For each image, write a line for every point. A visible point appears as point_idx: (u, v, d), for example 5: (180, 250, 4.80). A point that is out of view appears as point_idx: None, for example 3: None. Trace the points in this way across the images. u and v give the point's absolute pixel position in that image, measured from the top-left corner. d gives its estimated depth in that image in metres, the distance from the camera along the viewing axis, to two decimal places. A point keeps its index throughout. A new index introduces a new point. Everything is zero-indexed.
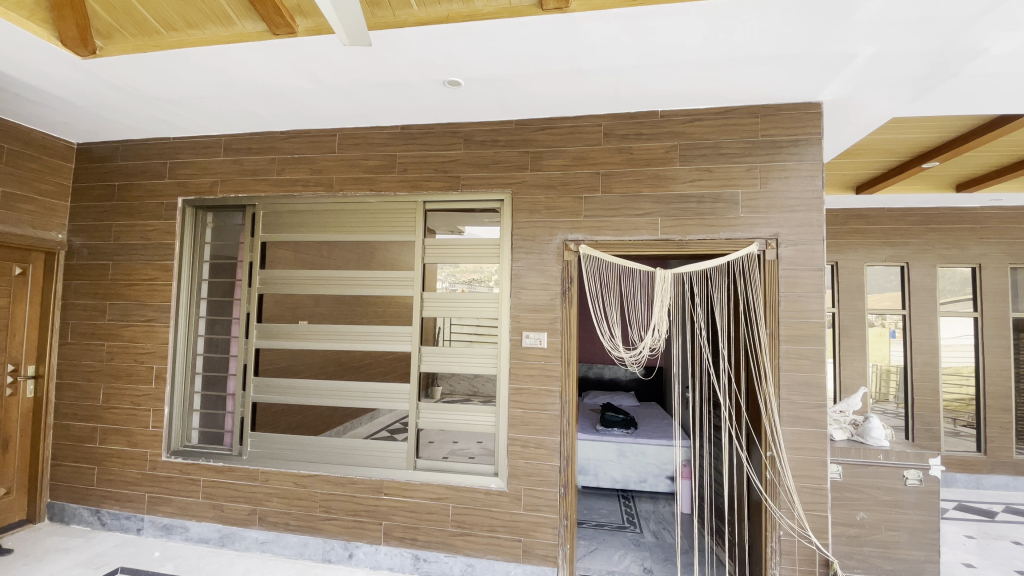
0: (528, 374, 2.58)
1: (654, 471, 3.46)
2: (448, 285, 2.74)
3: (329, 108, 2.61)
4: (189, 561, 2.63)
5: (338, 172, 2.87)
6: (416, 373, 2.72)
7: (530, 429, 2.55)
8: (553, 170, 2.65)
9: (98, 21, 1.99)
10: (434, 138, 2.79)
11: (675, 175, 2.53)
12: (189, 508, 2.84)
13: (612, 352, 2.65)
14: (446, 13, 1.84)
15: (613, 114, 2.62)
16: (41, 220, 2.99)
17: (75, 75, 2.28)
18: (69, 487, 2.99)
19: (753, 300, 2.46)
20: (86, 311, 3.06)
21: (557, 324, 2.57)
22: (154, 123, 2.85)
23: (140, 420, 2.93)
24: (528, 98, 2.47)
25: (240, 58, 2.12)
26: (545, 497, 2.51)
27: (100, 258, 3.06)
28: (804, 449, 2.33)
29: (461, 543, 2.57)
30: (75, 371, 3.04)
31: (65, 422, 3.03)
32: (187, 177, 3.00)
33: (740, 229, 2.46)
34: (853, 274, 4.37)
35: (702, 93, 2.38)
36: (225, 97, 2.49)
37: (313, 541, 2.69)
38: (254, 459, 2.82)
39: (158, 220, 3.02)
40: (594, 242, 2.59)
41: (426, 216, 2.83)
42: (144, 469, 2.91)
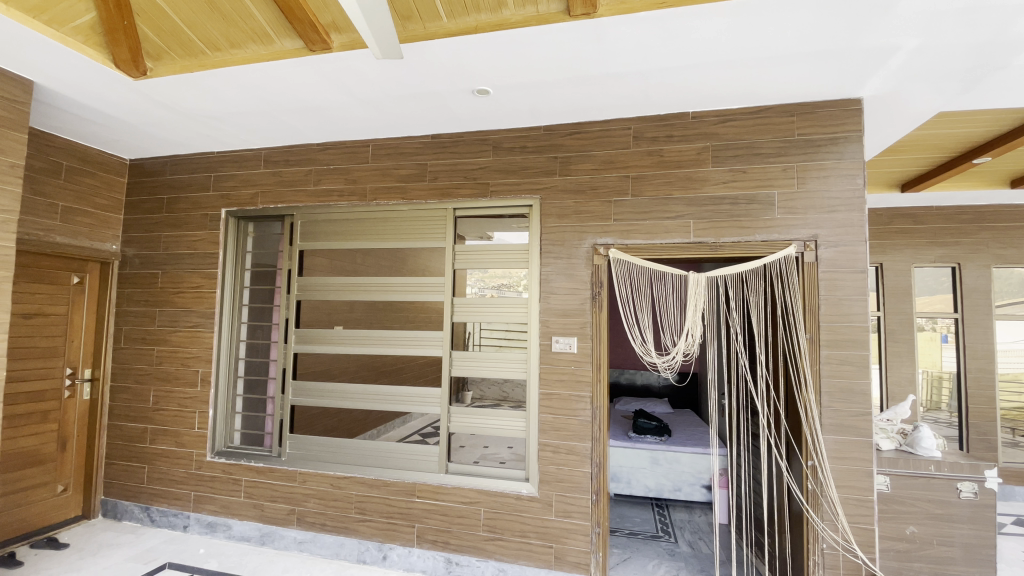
0: (558, 379, 2.57)
1: (690, 480, 3.38)
2: (477, 290, 2.77)
3: (362, 119, 2.68)
4: (232, 558, 2.73)
5: (371, 181, 2.94)
6: (447, 378, 2.76)
7: (561, 435, 2.54)
8: (583, 174, 2.65)
9: (149, 43, 2.12)
10: (463, 146, 2.83)
11: (707, 176, 2.49)
12: (231, 507, 2.95)
13: (644, 357, 2.61)
14: (475, 24, 1.87)
15: (642, 117, 2.59)
16: (97, 232, 3.18)
17: (127, 95, 2.42)
18: (121, 485, 3.16)
19: (791, 304, 2.37)
20: (137, 317, 3.23)
21: (586, 329, 2.56)
22: (199, 139, 2.99)
23: (187, 421, 3.06)
24: (557, 104, 2.48)
25: (279, 74, 2.21)
26: (576, 503, 2.49)
27: (150, 267, 3.23)
28: (848, 459, 2.24)
29: (493, 547, 2.57)
30: (127, 374, 3.21)
31: (118, 422, 3.20)
32: (229, 189, 3.14)
33: (777, 230, 2.39)
34: (899, 276, 4.16)
35: (735, 92, 2.33)
36: (266, 112, 2.60)
37: (349, 542, 2.75)
38: (293, 460, 2.91)
39: (203, 231, 3.16)
40: (624, 246, 2.57)
41: (456, 222, 2.87)
42: (190, 469, 3.04)
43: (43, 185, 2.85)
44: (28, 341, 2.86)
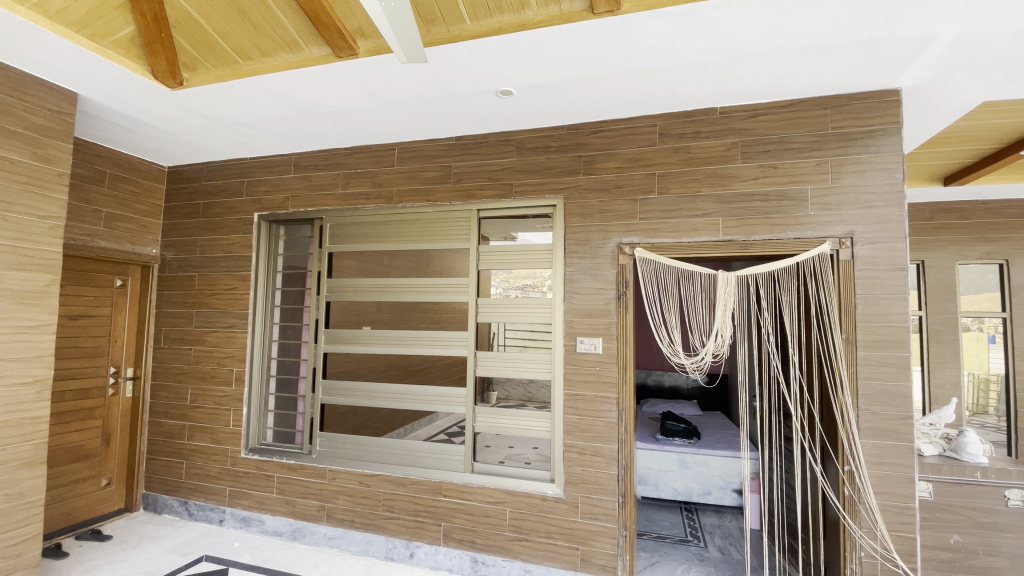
0: (583, 381, 2.55)
1: (720, 483, 3.32)
2: (502, 291, 2.78)
3: (389, 123, 2.72)
4: (265, 552, 2.81)
5: (397, 184, 2.99)
6: (472, 378, 2.78)
7: (587, 436, 2.52)
8: (607, 173, 2.62)
9: (185, 55, 2.20)
10: (487, 147, 2.84)
11: (736, 172, 2.43)
12: (265, 502, 3.04)
13: (671, 358, 2.57)
14: (498, 25, 1.87)
15: (668, 113, 2.55)
16: (138, 237, 3.32)
17: (165, 104, 2.52)
18: (161, 479, 3.29)
19: (826, 304, 2.30)
20: (175, 318, 3.36)
21: (611, 329, 2.53)
22: (232, 146, 3.09)
23: (222, 418, 3.17)
24: (581, 103, 2.47)
25: (308, 80, 2.26)
26: (602, 505, 2.47)
27: (188, 270, 3.36)
28: (887, 464, 2.15)
29: (519, 547, 2.57)
30: (166, 373, 3.34)
31: (158, 419, 3.34)
32: (261, 194, 3.24)
33: (810, 227, 2.31)
34: (942, 274, 3.97)
35: (763, 86, 2.26)
36: (296, 118, 2.67)
37: (377, 539, 2.80)
38: (323, 457, 2.98)
39: (237, 234, 3.27)
40: (650, 245, 2.53)
41: (480, 224, 2.88)
42: (225, 464, 3.14)
43: (88, 193, 3.00)
44: (75, 341, 3.00)
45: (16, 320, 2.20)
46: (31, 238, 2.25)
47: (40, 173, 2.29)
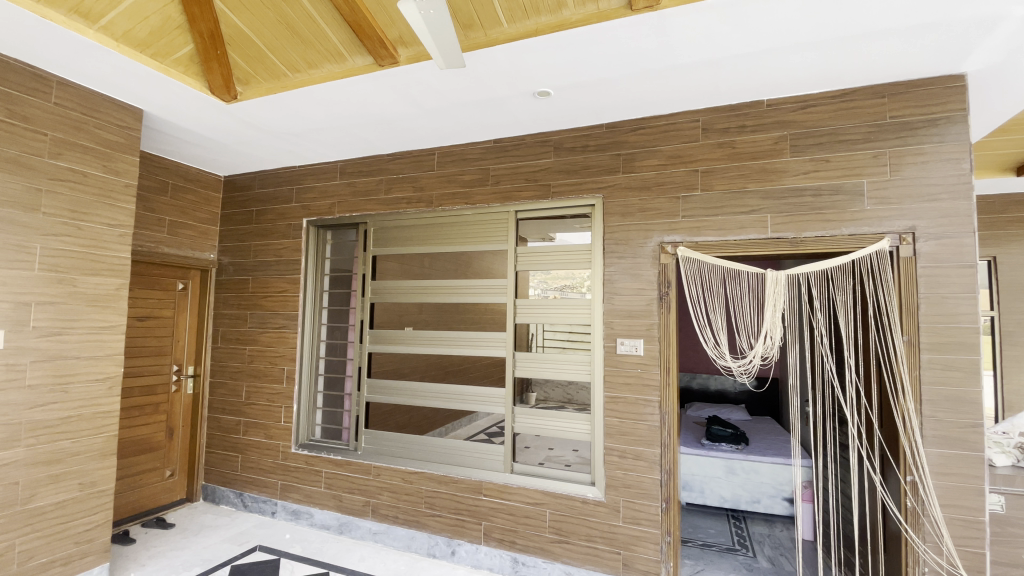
0: (624, 383, 2.51)
1: (770, 491, 3.19)
2: (540, 291, 2.78)
3: (428, 128, 2.78)
4: (314, 544, 2.92)
5: (437, 188, 3.04)
6: (512, 379, 2.79)
7: (628, 439, 2.48)
8: (648, 171, 2.58)
9: (239, 70, 2.32)
10: (525, 149, 2.84)
11: (785, 167, 2.33)
12: (313, 496, 3.16)
13: (717, 360, 2.49)
14: (535, 26, 1.88)
15: (712, 108, 2.47)
16: (197, 243, 3.53)
17: (221, 117, 2.67)
18: (219, 472, 3.48)
19: (885, 304, 2.16)
20: (231, 320, 3.55)
21: (653, 331, 2.48)
22: (282, 155, 3.24)
23: (274, 415, 3.32)
24: (619, 100, 2.43)
25: (351, 90, 2.34)
26: (644, 510, 2.42)
27: (243, 274, 3.54)
28: (954, 475, 2.00)
29: (559, 550, 2.56)
30: (223, 371, 3.54)
31: (216, 415, 3.53)
32: (309, 200, 3.37)
33: (866, 223, 2.19)
34: (1017, 271, 3.65)
35: (814, 76, 2.16)
36: (341, 126, 2.77)
37: (420, 535, 2.85)
38: (368, 454, 3.07)
39: (287, 239, 3.42)
40: (693, 244, 2.46)
41: (518, 225, 2.90)
42: (277, 459, 3.29)
43: (154, 203, 3.21)
44: (143, 341, 3.22)
45: (90, 322, 2.39)
46: (103, 245, 2.45)
47: (110, 185, 2.48)
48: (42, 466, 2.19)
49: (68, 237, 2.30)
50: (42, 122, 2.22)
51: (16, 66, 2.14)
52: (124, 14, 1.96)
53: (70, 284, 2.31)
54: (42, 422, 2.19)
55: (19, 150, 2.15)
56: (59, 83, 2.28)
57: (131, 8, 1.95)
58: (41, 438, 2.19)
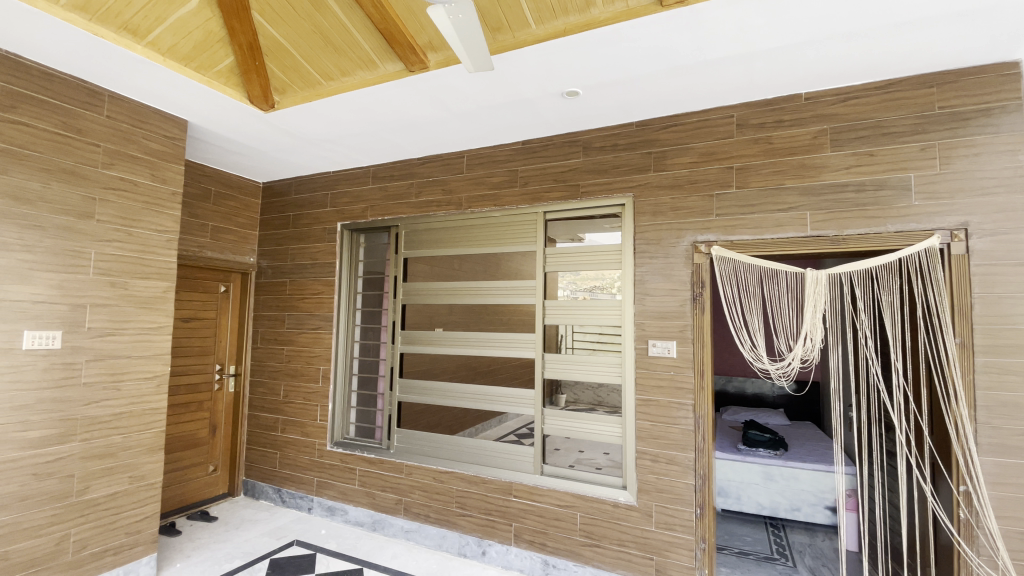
0: (656, 385, 2.47)
1: (811, 499, 3.07)
2: (570, 293, 2.79)
3: (458, 132, 2.81)
4: (348, 541, 2.99)
5: (466, 191, 3.07)
6: (541, 380, 2.78)
7: (661, 443, 2.44)
8: (680, 169, 2.53)
9: (276, 80, 2.41)
10: (553, 149, 2.84)
11: (826, 162, 2.24)
12: (348, 494, 3.23)
13: (753, 363, 2.42)
14: (564, 26, 1.87)
15: (747, 103, 2.40)
16: (238, 247, 3.67)
17: (260, 126, 2.77)
18: (258, 468, 3.61)
19: (935, 305, 2.05)
20: (270, 321, 3.67)
21: (686, 333, 2.43)
22: (317, 161, 3.34)
23: (311, 413, 3.42)
24: (650, 98, 2.40)
25: (383, 96, 2.39)
26: (678, 515, 2.37)
27: (281, 276, 3.66)
28: (1012, 486, 1.88)
29: (590, 553, 2.53)
30: (263, 371, 3.66)
31: (256, 412, 3.66)
32: (344, 205, 3.46)
33: (914, 219, 2.08)
34: None
35: (855, 67, 2.07)
36: (373, 132, 2.83)
37: (451, 535, 2.88)
38: (400, 453, 3.12)
39: (323, 243, 3.51)
40: (729, 242, 2.40)
41: (547, 225, 2.89)
42: (314, 456, 3.38)
43: (198, 209, 3.36)
44: (188, 341, 3.36)
45: (140, 323, 2.52)
46: (152, 251, 2.58)
47: (157, 192, 2.61)
48: (95, 460, 2.32)
49: (120, 242, 2.44)
50: (96, 134, 2.36)
51: (72, 82, 2.27)
52: (170, 29, 2.05)
53: (121, 287, 2.44)
54: (96, 417, 2.32)
55: (75, 161, 2.28)
56: (111, 97, 2.42)
57: (176, 24, 2.04)
58: (95, 433, 2.32)
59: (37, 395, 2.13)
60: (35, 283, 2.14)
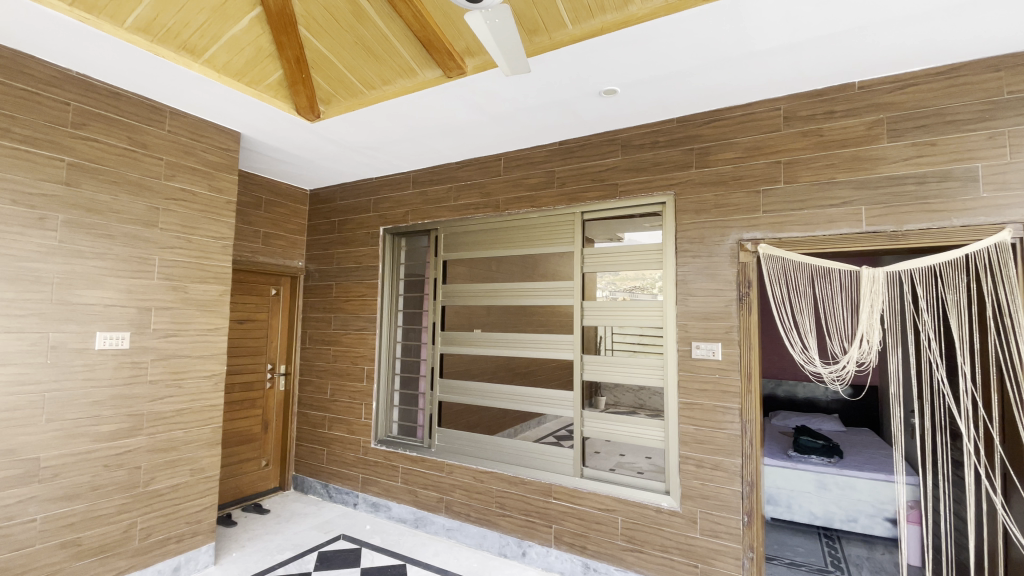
0: (700, 388, 2.40)
1: (869, 510, 2.91)
2: (609, 293, 2.74)
3: (496, 135, 2.84)
4: (392, 536, 3.06)
5: (504, 193, 3.09)
6: (580, 381, 2.77)
7: (706, 448, 2.37)
8: (723, 165, 2.45)
9: (321, 91, 2.50)
10: (591, 149, 2.81)
11: (882, 154, 2.12)
12: (391, 490, 3.31)
13: (805, 366, 2.31)
14: (600, 25, 1.86)
15: (795, 94, 2.31)
16: (288, 252, 3.83)
17: (307, 136, 2.89)
18: (307, 463, 3.76)
19: (1009, 304, 1.89)
20: (318, 322, 3.81)
21: (732, 334, 2.35)
22: (361, 168, 3.45)
23: (356, 412, 3.53)
24: (690, 94, 2.34)
25: (422, 102, 2.44)
26: (723, 523, 2.30)
27: (328, 280, 3.80)
28: None
29: (632, 558, 2.49)
30: (311, 370, 3.81)
31: (305, 410, 3.81)
32: (386, 210, 3.55)
33: (982, 212, 1.94)
34: None
35: (913, 53, 1.95)
36: (413, 137, 2.90)
37: (491, 535, 2.90)
38: (441, 451, 3.18)
39: (366, 247, 3.62)
40: (777, 240, 2.30)
41: (585, 226, 2.87)
42: (359, 453, 3.49)
43: (251, 216, 3.53)
44: (243, 342, 3.54)
45: (200, 325, 2.67)
46: (209, 256, 2.73)
47: (214, 202, 2.77)
48: (160, 453, 2.48)
49: (180, 249, 2.60)
50: (159, 149, 2.53)
51: (137, 100, 2.45)
52: (224, 47, 2.17)
53: (182, 291, 2.60)
54: (160, 413, 2.49)
55: (140, 173, 2.46)
56: (172, 113, 2.59)
57: (229, 42, 2.16)
58: (159, 428, 2.48)
59: (107, 392, 2.30)
60: (106, 288, 2.32)
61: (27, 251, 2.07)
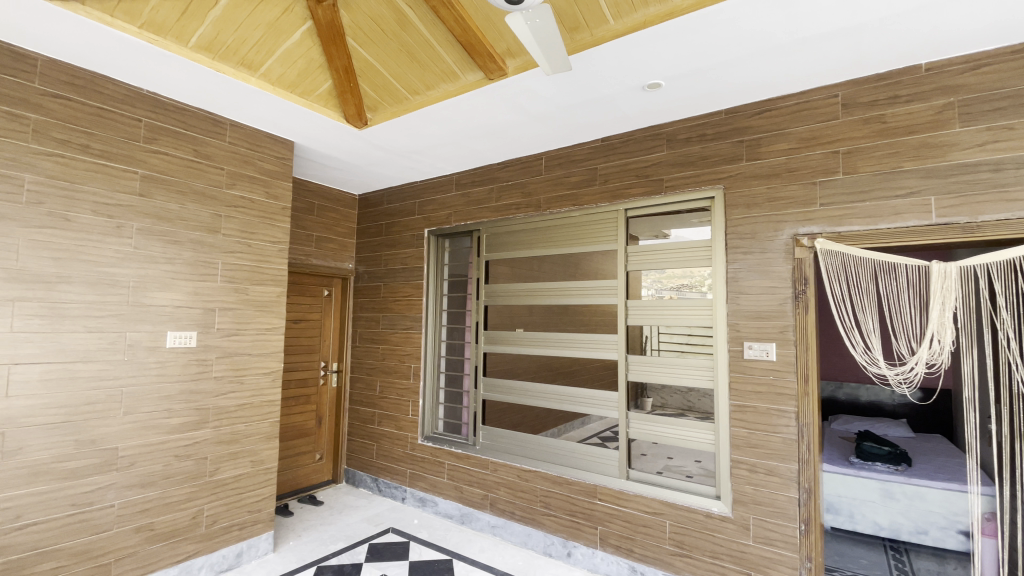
0: (753, 390, 2.31)
1: (940, 522, 2.71)
2: (654, 292, 2.70)
3: (537, 134, 2.84)
4: (438, 531, 3.13)
5: (545, 192, 3.09)
6: (625, 382, 2.73)
7: (759, 453, 2.28)
8: (776, 156, 2.35)
9: (368, 98, 2.59)
10: (635, 144, 2.77)
11: (953, 139, 1.97)
12: (437, 486, 3.38)
13: (866, 367, 2.16)
14: (643, 19, 1.82)
15: (854, 79, 2.18)
16: (339, 254, 3.98)
17: (355, 142, 2.99)
18: (358, 458, 3.89)
19: None
20: (367, 322, 3.94)
21: (788, 334, 2.25)
22: (407, 172, 3.54)
23: (404, 409, 3.62)
24: (737, 84, 2.26)
25: (465, 105, 2.48)
26: (778, 530, 2.20)
27: (376, 281, 3.92)
28: None
29: (680, 563, 2.43)
30: (361, 368, 3.95)
31: (356, 406, 3.95)
32: (431, 212, 3.63)
33: None
34: None
35: (987, 31, 1.80)
36: (456, 140, 2.94)
37: (536, 533, 2.90)
38: (486, 449, 3.21)
39: (412, 248, 3.71)
40: (836, 234, 2.18)
41: (628, 223, 2.83)
42: (406, 449, 3.58)
43: (304, 221, 3.70)
44: (299, 341, 3.71)
45: (258, 324, 2.83)
46: (267, 260, 2.89)
47: (271, 208, 2.92)
48: (224, 444, 2.65)
49: (240, 253, 2.76)
50: (221, 159, 2.70)
51: (201, 114, 2.62)
52: (278, 61, 2.29)
53: (243, 292, 2.76)
54: (224, 407, 2.65)
55: (205, 183, 2.63)
56: (232, 126, 2.75)
57: (283, 56, 2.27)
58: (224, 421, 2.65)
59: (177, 387, 2.47)
60: (175, 290, 2.49)
61: (107, 258, 2.26)
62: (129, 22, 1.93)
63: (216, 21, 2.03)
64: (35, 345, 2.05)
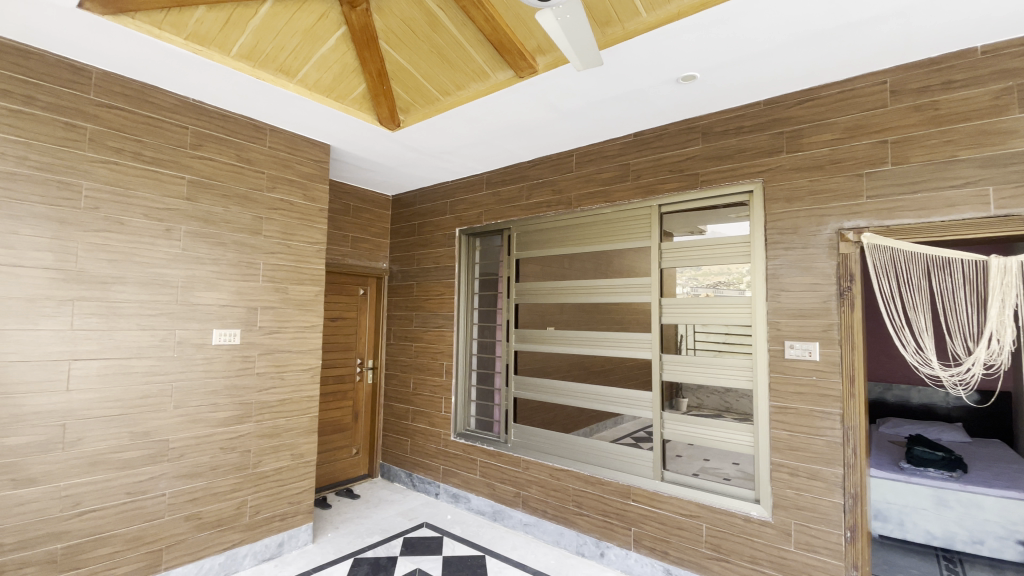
0: (794, 391, 2.23)
1: (999, 532, 2.56)
2: (690, 289, 2.67)
3: (568, 131, 2.82)
4: (471, 527, 3.16)
5: (576, 189, 3.07)
6: (659, 382, 2.68)
7: (800, 456, 2.20)
8: (819, 148, 2.26)
9: (401, 100, 2.63)
10: (668, 139, 2.71)
11: (1014, 126, 1.84)
12: (470, 482, 3.42)
13: (917, 368, 2.04)
14: (677, 10, 1.78)
15: (903, 65, 2.07)
16: (373, 254, 4.07)
17: (388, 144, 3.05)
18: (393, 453, 3.97)
19: None
20: (401, 320, 4.02)
21: (832, 333, 2.16)
22: (439, 172, 3.58)
23: (437, 405, 3.67)
24: (776, 73, 2.18)
25: (496, 103, 2.48)
26: (821, 537, 2.12)
27: (409, 280, 3.99)
28: None
29: (716, 567, 2.37)
30: (396, 365, 4.02)
31: (391, 402, 4.03)
32: (462, 211, 3.66)
33: None
34: None
35: None
36: (488, 139, 2.96)
37: (568, 532, 2.89)
38: (518, 447, 3.22)
39: (444, 247, 3.75)
40: (884, 228, 2.08)
41: (662, 219, 2.77)
42: (440, 445, 3.63)
43: (340, 221, 3.79)
44: (335, 338, 3.81)
45: (298, 323, 2.92)
46: (305, 260, 2.98)
47: (309, 209, 3.01)
48: (266, 438, 2.75)
49: (280, 254, 2.86)
50: (262, 164, 2.80)
51: (243, 121, 2.72)
52: (314, 66, 2.35)
53: (283, 292, 2.86)
54: (266, 402, 2.75)
55: (247, 187, 2.73)
56: (271, 131, 2.84)
57: (319, 61, 2.33)
58: (266, 416, 2.75)
59: (222, 382, 2.58)
60: (220, 290, 2.60)
61: (157, 259, 2.38)
62: (176, 34, 2.02)
63: (256, 30, 2.11)
64: (93, 342, 2.18)
